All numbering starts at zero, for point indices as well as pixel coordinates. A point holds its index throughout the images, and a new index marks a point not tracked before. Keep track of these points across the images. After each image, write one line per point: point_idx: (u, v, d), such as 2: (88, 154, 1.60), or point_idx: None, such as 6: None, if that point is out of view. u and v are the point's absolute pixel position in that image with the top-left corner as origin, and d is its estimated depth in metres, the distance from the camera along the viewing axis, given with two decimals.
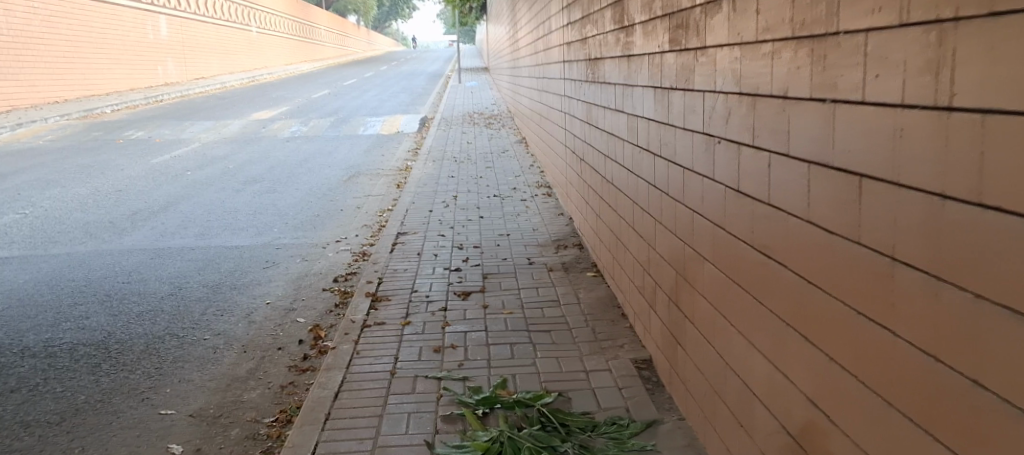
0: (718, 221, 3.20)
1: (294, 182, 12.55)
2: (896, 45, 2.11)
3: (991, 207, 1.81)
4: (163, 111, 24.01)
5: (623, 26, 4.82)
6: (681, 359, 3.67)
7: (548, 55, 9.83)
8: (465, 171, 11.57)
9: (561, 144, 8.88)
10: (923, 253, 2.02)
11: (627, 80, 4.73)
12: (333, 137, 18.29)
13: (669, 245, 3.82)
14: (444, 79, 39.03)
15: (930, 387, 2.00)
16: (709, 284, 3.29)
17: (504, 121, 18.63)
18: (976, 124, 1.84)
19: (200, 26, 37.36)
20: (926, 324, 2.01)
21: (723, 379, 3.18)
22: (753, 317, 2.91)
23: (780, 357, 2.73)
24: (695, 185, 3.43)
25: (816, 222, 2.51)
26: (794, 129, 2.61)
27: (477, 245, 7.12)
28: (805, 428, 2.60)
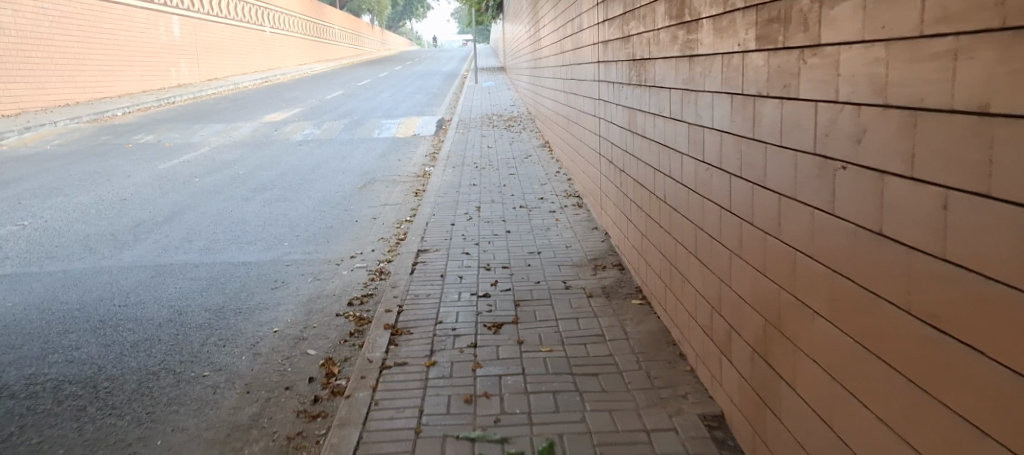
0: (764, 225, 3.21)
1: (307, 189, 11.95)
2: (928, 58, 2.27)
3: (1022, 206, 1.97)
4: (175, 114, 23.47)
5: (684, 23, 4.21)
6: (728, 372, 3.58)
7: (577, 56, 9.22)
8: (486, 178, 10.94)
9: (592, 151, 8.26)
10: (961, 249, 2.16)
11: (690, 85, 4.12)
12: (347, 140, 17.66)
13: (710, 250, 3.80)
14: (460, 79, 38.37)
15: (986, 386, 2.08)
16: (757, 291, 3.28)
17: (524, 123, 17.96)
18: (1000, 128, 2.03)
19: (213, 27, 36.85)
20: (974, 321, 2.11)
21: (825, 442, 2.79)
22: (804, 324, 2.91)
23: (832, 363, 2.74)
24: (763, 200, 3.22)
25: (863, 226, 2.56)
26: (833, 133, 2.72)
27: (506, 265, 6.49)
28: (856, 432, 2.61)
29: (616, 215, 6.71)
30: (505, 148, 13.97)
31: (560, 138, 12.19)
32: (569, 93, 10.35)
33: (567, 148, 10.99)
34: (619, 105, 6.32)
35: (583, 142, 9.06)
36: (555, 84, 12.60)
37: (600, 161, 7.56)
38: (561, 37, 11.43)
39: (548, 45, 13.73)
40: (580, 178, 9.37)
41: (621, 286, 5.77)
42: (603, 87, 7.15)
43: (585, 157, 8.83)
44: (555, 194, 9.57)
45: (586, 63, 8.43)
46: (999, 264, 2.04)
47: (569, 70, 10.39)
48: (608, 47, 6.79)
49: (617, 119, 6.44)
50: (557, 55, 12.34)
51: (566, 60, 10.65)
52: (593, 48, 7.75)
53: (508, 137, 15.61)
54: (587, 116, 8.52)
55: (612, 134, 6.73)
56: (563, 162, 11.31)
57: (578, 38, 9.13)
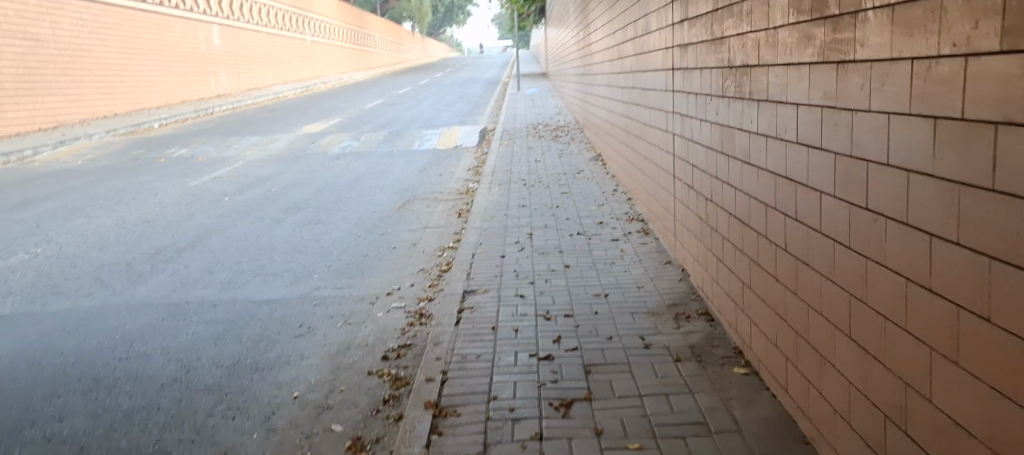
0: (814, 224, 3.37)
1: (343, 210, 11.00)
2: (929, 70, 2.54)
3: (1006, 194, 2.22)
4: (212, 125, 22.76)
5: (833, 17, 3.14)
6: (792, 368, 3.68)
7: (643, 62, 8.15)
8: (537, 198, 9.90)
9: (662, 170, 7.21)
10: (970, 233, 2.39)
11: (843, 102, 3.07)
12: (387, 153, 16.71)
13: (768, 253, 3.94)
14: (502, 86, 37.44)
15: (1000, 353, 2.26)
16: (812, 287, 3.42)
17: (572, 133, 16.87)
18: (989, 131, 2.28)
19: (253, 35, 36.29)
20: (986, 296, 2.31)
21: (884, 430, 2.90)
22: (857, 316, 3.05)
23: (881, 350, 2.89)
24: (828, 207, 3.23)
25: (892, 218, 2.77)
26: (857, 136, 2.98)
27: (569, 313, 5.45)
28: (909, 417, 2.74)
29: (698, 251, 5.64)
30: (555, 162, 12.90)
31: (615, 152, 11.10)
32: (629, 103, 9.32)
33: (625, 163, 9.89)
34: (706, 120, 5.27)
35: (649, 159, 7.97)
36: (609, 92, 11.51)
37: (676, 185, 6.47)
38: (618, 40, 10.36)
39: (602, 50, 12.65)
40: (644, 199, 8.31)
41: (713, 344, 4.69)
42: (682, 98, 6.06)
43: (652, 176, 7.74)
44: (615, 217, 8.50)
45: (655, 70, 7.35)
46: (997, 245, 2.27)
47: (629, 77, 9.30)
48: (689, 51, 5.72)
49: (703, 136, 5.37)
50: (611, 60, 11.26)
51: (626, 66, 9.56)
52: (666, 54, 6.68)
53: (557, 149, 14.53)
54: (656, 129, 7.44)
55: (694, 154, 5.67)
56: (621, 179, 10.21)
57: (643, 42, 8.07)
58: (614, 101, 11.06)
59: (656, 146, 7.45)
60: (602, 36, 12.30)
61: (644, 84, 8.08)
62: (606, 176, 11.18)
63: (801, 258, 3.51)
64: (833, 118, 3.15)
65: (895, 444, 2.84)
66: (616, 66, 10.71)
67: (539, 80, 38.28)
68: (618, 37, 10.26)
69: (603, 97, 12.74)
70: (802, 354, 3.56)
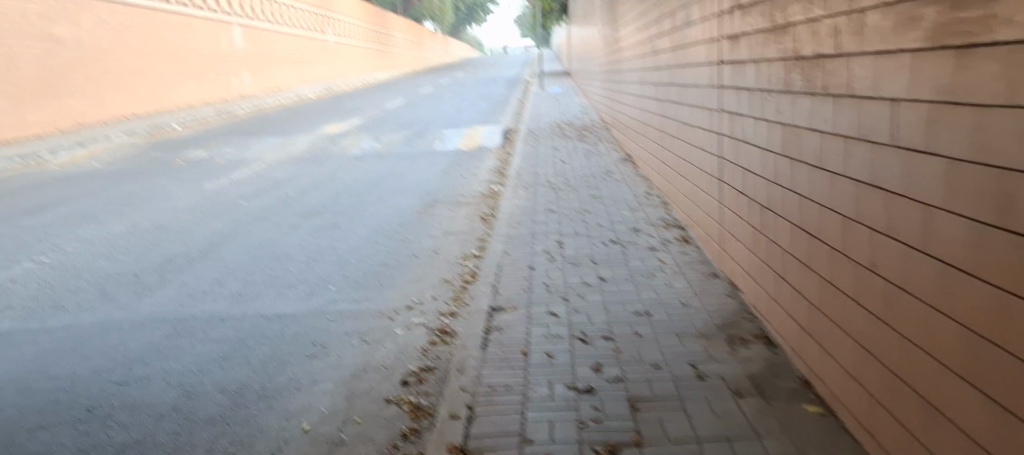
0: (830, 205, 3.61)
1: (362, 215, 10.49)
2: (926, 62, 2.84)
3: (997, 165, 2.51)
4: (232, 126, 22.32)
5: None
6: (813, 343, 3.89)
7: (682, 56, 7.57)
8: (566, 202, 9.33)
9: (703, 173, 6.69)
10: (966, 204, 2.66)
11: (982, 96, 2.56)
12: (409, 155, 16.18)
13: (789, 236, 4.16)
14: (524, 85, 36.93)
15: (1000, 308, 2.51)
16: (830, 265, 3.64)
17: (599, 133, 16.27)
18: (980, 113, 2.57)
19: (273, 35, 35.93)
20: (988, 260, 2.56)
21: (900, 395, 3.11)
22: (872, 290, 3.27)
23: (893, 319, 3.12)
24: (843, 189, 3.48)
25: (899, 193, 3.03)
26: (866, 122, 3.26)
27: (608, 335, 4.90)
28: (922, 380, 2.96)
29: (751, 265, 5.07)
30: (582, 163, 12.33)
31: (647, 150, 10.53)
32: (665, 101, 8.78)
33: (660, 163, 9.33)
34: (764, 118, 4.69)
35: (688, 161, 7.40)
36: (640, 89, 10.93)
37: (722, 190, 5.91)
38: (652, 33, 9.78)
39: (631, 44, 12.07)
40: (683, 205, 7.76)
41: (776, 373, 4.14)
42: (732, 93, 5.47)
43: (693, 179, 7.16)
44: (651, 224, 7.92)
45: (698, 62, 6.77)
46: (988, 212, 2.56)
47: (665, 72, 8.72)
48: (743, 43, 5.14)
49: (759, 136, 4.80)
50: (642, 56, 10.70)
51: (661, 61, 9.00)
52: (713, 47, 6.10)
53: (584, 149, 13.95)
54: (697, 127, 6.87)
55: (747, 156, 5.10)
56: (655, 181, 9.62)
57: (683, 35, 7.49)
58: (645, 99, 10.50)
59: (698, 146, 6.87)
60: (634, 31, 11.72)
61: (683, 81, 7.53)
62: (638, 178, 10.60)
63: (820, 238, 3.73)
64: (844, 106, 3.44)
65: (910, 406, 3.05)
66: (647, 62, 10.16)
67: (562, 78, 37.70)
68: (652, 32, 9.69)
69: (632, 94, 12.17)
70: (824, 331, 3.74)
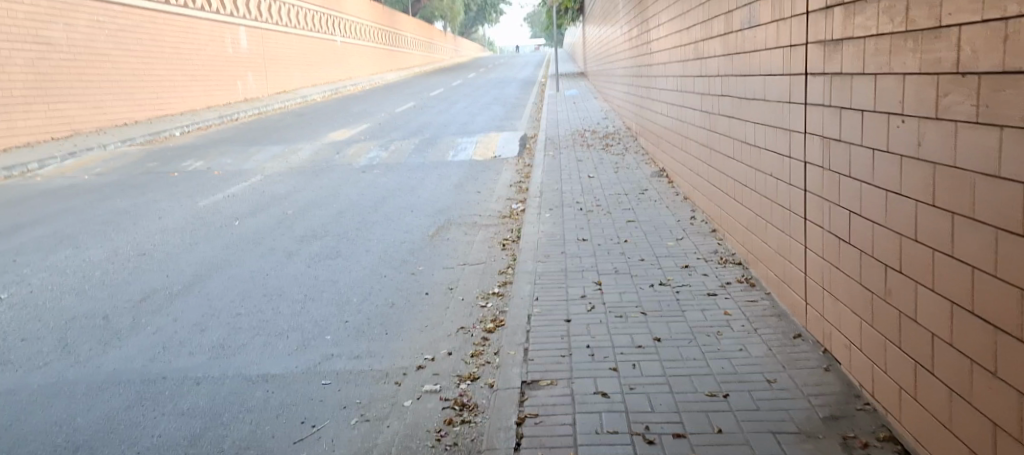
0: (926, 242, 3.30)
1: (368, 238, 9.36)
2: (1008, 88, 2.76)
3: None
4: (233, 131, 21.18)
5: None
6: (911, 396, 3.50)
7: (741, 64, 6.43)
8: (599, 228, 8.19)
9: (773, 205, 5.61)
10: None
11: None
12: (420, 166, 15.06)
13: (875, 273, 3.81)
14: (537, 87, 35.81)
15: None
16: (932, 312, 3.28)
17: (624, 142, 15.13)
18: None
19: (280, 37, 34.90)
20: None
21: None
22: (987, 342, 2.92)
23: (1015, 375, 2.77)
24: (939, 225, 3.19)
25: (1007, 229, 2.78)
26: (960, 149, 3.04)
27: (679, 432, 3.78)
28: None
29: (864, 338, 3.98)
30: (611, 179, 11.18)
31: (686, 167, 9.40)
32: (712, 117, 7.68)
33: (705, 184, 8.21)
34: (890, 151, 3.59)
35: (750, 189, 6.28)
36: (678, 98, 9.79)
37: (808, 232, 4.80)
38: (694, 37, 8.64)
39: (665, 48, 10.93)
40: (740, 237, 6.65)
41: None
42: (828, 114, 4.36)
43: (758, 211, 6.05)
44: (703, 259, 6.78)
45: (767, 72, 5.64)
46: None
47: (714, 81, 7.59)
48: (849, 52, 4.02)
49: (880, 174, 3.69)
50: (681, 61, 9.55)
51: (708, 68, 7.86)
52: (794, 56, 4.98)
53: (610, 162, 12.82)
54: (765, 150, 5.75)
55: (856, 197, 3.99)
56: (700, 204, 8.48)
57: (743, 40, 6.35)
58: (684, 109, 9.36)
59: (766, 172, 5.76)
60: (668, 33, 10.59)
61: (743, 94, 6.41)
62: (675, 198, 9.46)
63: (916, 280, 3.39)
64: (933, 134, 3.22)
65: None
66: (688, 68, 9.03)
67: (577, 80, 36.56)
68: (696, 35, 8.56)
69: (665, 103, 11.04)
70: (929, 387, 3.34)
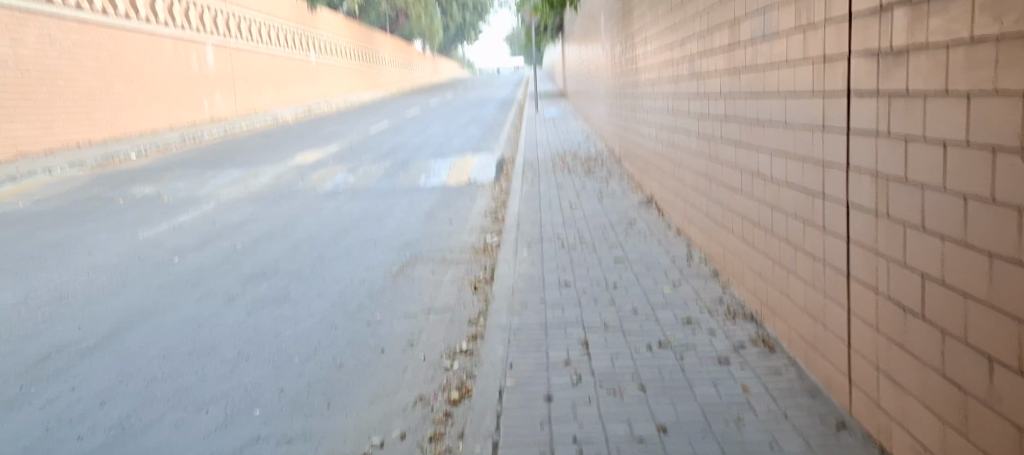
0: None
1: (322, 276, 8.27)
2: None
3: None
4: (194, 154, 20.03)
5: None
6: None
7: (755, 82, 5.45)
8: (584, 269, 7.13)
9: (797, 253, 4.62)
10: None
11: None
12: (388, 192, 14.00)
13: (967, 364, 2.83)
14: (516, 108, 34.89)
15: None
16: None
17: (608, 167, 14.14)
18: None
19: (250, 55, 33.81)
20: None
21: None
22: None
23: None
24: None
25: None
26: None
27: None
28: None
29: (943, 445, 3.02)
30: (595, 209, 10.16)
31: (679, 197, 8.40)
32: (714, 142, 6.70)
33: (704, 218, 7.21)
34: (996, 202, 2.66)
35: (765, 230, 5.28)
36: (670, 120, 8.83)
37: (854, 293, 3.81)
38: (690, 53, 7.68)
39: (654, 66, 9.99)
40: (751, 284, 5.64)
41: None
42: (893, 144, 3.36)
43: (775, 257, 5.06)
44: (708, 311, 5.74)
45: (793, 91, 4.65)
46: None
47: (716, 103, 6.60)
48: (928, 64, 3.04)
49: (986, 234, 2.70)
50: (673, 80, 8.60)
51: (708, 90, 6.90)
52: (837, 71, 3.99)
53: (594, 190, 11.81)
54: (789, 185, 4.76)
55: (933, 257, 3.03)
56: (698, 241, 7.46)
57: (758, 53, 5.37)
58: (677, 135, 8.38)
59: (788, 212, 4.77)
60: (657, 50, 9.65)
61: (756, 116, 5.42)
62: (667, 233, 8.45)
63: None
64: None
65: None
66: (683, 88, 8.07)
67: (557, 100, 35.71)
68: (692, 51, 7.58)
69: (654, 125, 10.05)
70: None
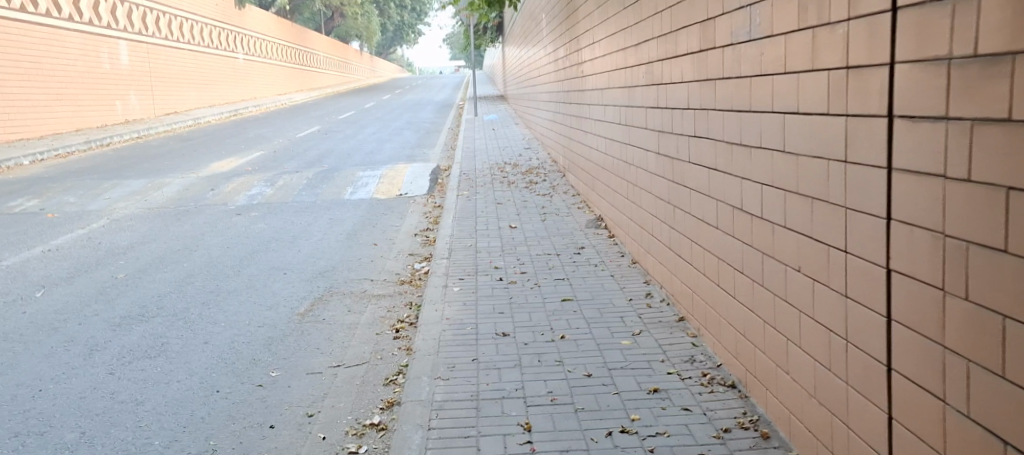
0: None
1: (214, 320, 7.03)
2: None
3: None
4: (97, 164, 18.56)
5: None
6: None
7: (735, 95, 4.40)
8: (526, 314, 6.03)
9: (800, 317, 3.58)
10: None
11: None
12: (307, 208, 12.80)
13: None
14: (454, 111, 33.65)
15: None
16: None
17: (551, 180, 13.07)
18: None
19: (168, 53, 32.05)
20: None
21: None
22: None
23: None
24: None
25: None
26: None
27: None
28: None
29: None
30: (537, 231, 9.06)
31: (635, 223, 7.34)
32: (678, 163, 5.66)
33: (666, 252, 6.14)
34: None
35: (753, 281, 4.20)
36: (623, 133, 7.76)
37: (905, 397, 2.79)
38: (646, 59, 6.64)
39: (603, 72, 8.94)
40: (730, 341, 4.61)
41: None
42: (987, 201, 2.36)
43: (768, 317, 3.98)
44: (677, 376, 4.68)
45: (793, 110, 3.61)
46: None
47: (682, 118, 5.53)
48: None
49: None
50: (627, 89, 7.55)
51: (671, 104, 5.84)
52: (868, 84, 2.93)
53: (535, 207, 10.72)
54: (788, 229, 3.72)
55: None
56: (659, 277, 6.41)
57: (740, 59, 4.32)
58: (632, 151, 7.32)
59: (788, 264, 3.71)
60: (606, 55, 8.60)
61: (738, 136, 4.38)
62: (620, 263, 7.39)
63: None
64: None
65: None
66: (638, 99, 7.03)
67: (497, 104, 34.55)
68: (649, 55, 6.53)
69: (603, 138, 8.99)
70: None
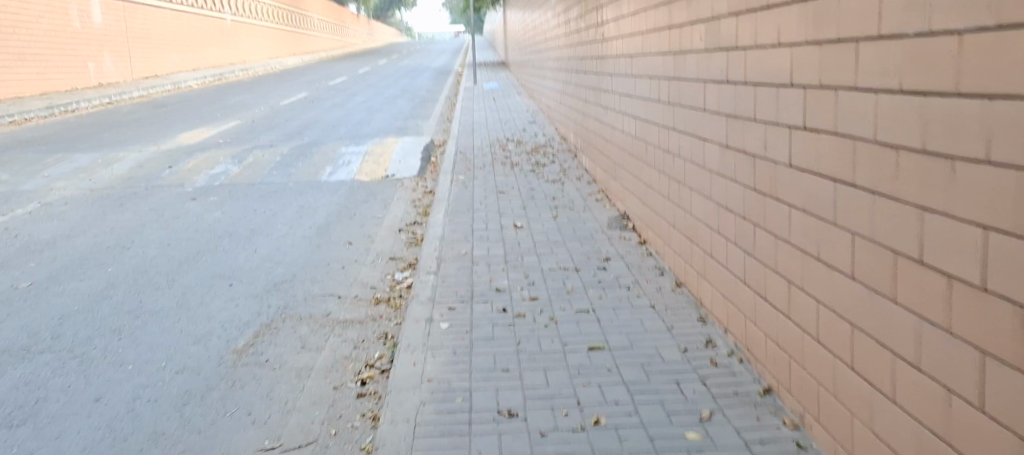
0: None
1: (120, 361, 5.32)
2: None
3: None
4: (56, 136, 16.90)
5: None
6: None
7: (941, 77, 2.67)
8: (539, 375, 4.31)
9: None
10: None
11: None
12: (277, 192, 11.08)
13: None
14: (452, 79, 31.61)
15: None
16: None
17: (562, 162, 11.28)
18: None
19: (148, 13, 30.12)
20: None
21: None
22: None
23: None
24: None
25: None
26: None
27: None
28: None
29: None
30: (549, 235, 7.29)
31: (678, 232, 5.62)
32: (756, 160, 4.15)
33: (732, 284, 4.52)
34: None
35: (896, 357, 2.96)
36: (664, 114, 5.98)
37: None
38: (709, 13, 4.82)
39: (634, 37, 7.10)
40: (848, 426, 3.29)
41: None
42: None
43: (936, 421, 2.73)
44: None
45: None
46: None
47: (780, 100, 3.82)
48: None
49: None
50: (671, 56, 5.74)
51: (756, 78, 4.10)
52: None
53: (544, 199, 8.93)
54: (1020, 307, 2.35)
55: None
56: (721, 315, 4.72)
57: (962, 13, 2.55)
58: (679, 138, 5.53)
59: (1007, 359, 2.42)
60: (640, 13, 6.77)
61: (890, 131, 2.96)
62: (659, 286, 5.61)
63: None
64: None
65: None
66: (689, 69, 5.24)
67: (498, 71, 32.52)
68: (716, 9, 4.73)
69: (633, 118, 7.18)
70: None
